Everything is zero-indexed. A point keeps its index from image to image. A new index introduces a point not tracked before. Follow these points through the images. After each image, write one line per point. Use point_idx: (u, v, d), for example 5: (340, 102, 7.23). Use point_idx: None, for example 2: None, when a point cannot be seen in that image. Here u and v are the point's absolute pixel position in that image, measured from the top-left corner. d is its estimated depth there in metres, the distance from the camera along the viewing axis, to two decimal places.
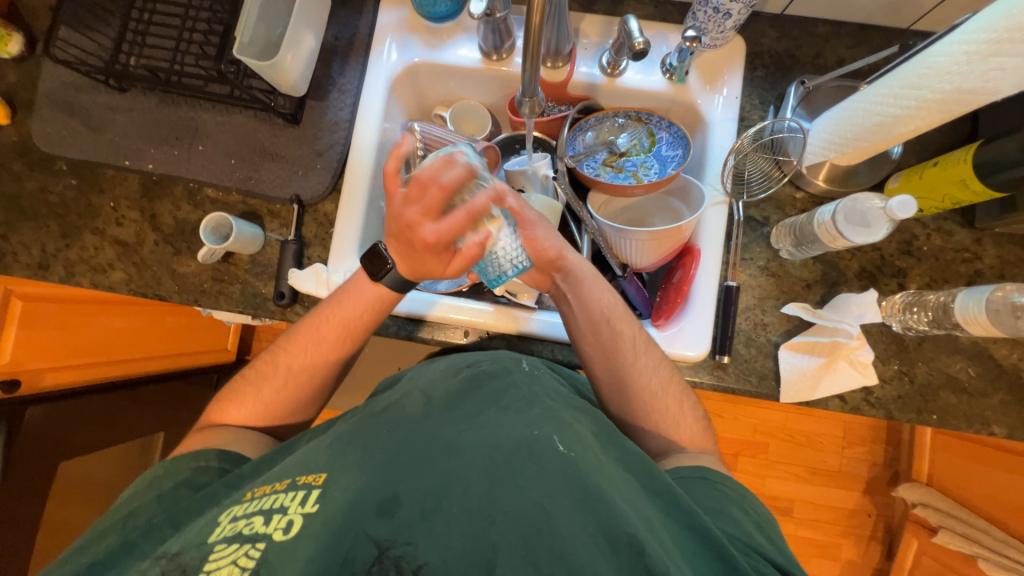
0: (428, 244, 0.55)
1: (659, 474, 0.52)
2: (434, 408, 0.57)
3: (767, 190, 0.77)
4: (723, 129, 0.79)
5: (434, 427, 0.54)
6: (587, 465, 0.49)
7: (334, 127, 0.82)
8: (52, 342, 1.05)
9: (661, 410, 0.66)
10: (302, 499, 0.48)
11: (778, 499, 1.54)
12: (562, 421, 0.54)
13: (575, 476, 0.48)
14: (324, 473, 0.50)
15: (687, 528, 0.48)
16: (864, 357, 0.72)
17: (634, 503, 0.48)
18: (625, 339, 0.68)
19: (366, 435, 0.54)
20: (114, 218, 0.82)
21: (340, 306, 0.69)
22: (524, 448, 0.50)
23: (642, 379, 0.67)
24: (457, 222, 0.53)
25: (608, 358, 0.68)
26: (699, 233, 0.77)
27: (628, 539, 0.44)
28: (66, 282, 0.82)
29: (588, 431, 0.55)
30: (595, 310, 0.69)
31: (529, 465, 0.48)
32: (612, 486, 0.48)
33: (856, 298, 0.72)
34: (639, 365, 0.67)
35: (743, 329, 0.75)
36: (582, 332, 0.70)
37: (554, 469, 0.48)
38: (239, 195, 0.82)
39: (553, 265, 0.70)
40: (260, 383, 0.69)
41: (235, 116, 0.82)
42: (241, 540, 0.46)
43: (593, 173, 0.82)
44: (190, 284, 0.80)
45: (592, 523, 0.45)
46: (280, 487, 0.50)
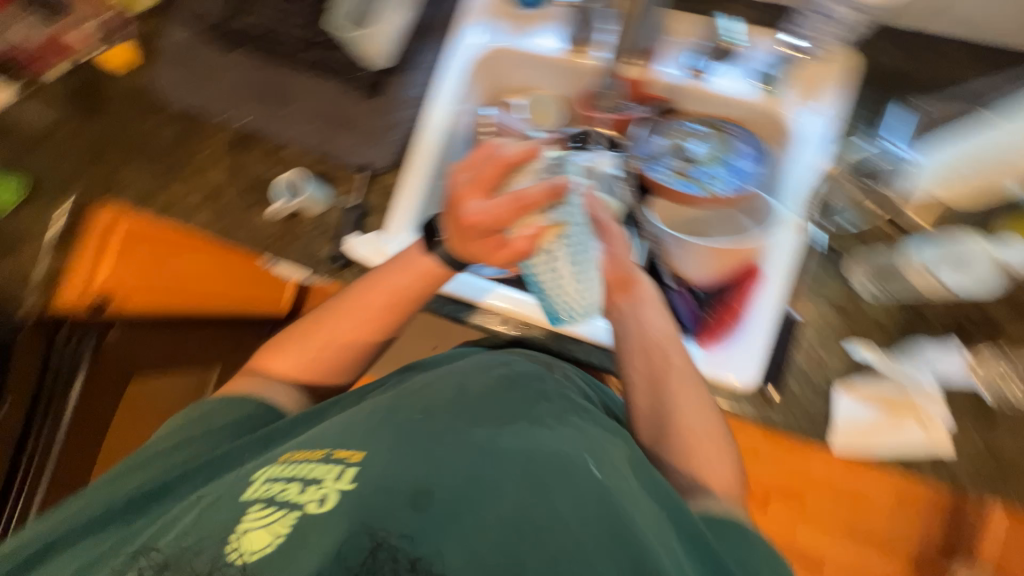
0: (469, 222, 0.56)
1: (689, 515, 0.49)
2: (467, 401, 0.57)
3: (859, 226, 0.71)
4: (813, 148, 0.73)
5: (467, 427, 0.52)
6: (618, 492, 0.47)
7: (409, 103, 0.85)
8: (144, 271, 1.13)
9: (702, 457, 0.60)
10: (337, 475, 0.48)
11: (809, 558, 1.42)
12: (591, 439, 0.53)
13: (609, 502, 0.46)
14: (361, 452, 0.49)
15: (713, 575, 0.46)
16: (939, 421, 0.64)
17: (667, 543, 0.45)
18: (676, 371, 0.65)
19: (402, 418, 0.54)
20: (204, 166, 0.90)
21: (403, 288, 0.67)
22: (559, 462, 0.48)
23: (685, 420, 0.62)
24: (502, 207, 0.55)
25: (656, 389, 0.64)
26: (766, 254, 0.72)
27: None
28: (158, 217, 0.90)
29: (619, 457, 0.53)
30: (650, 332, 0.66)
31: (563, 481, 0.47)
32: (648, 522, 0.46)
33: (936, 352, 0.66)
34: (682, 394, 0.63)
35: (799, 364, 0.69)
36: (630, 356, 0.67)
37: (592, 496, 0.46)
38: (314, 158, 0.87)
39: (626, 284, 0.68)
40: (306, 345, 0.70)
41: (322, 84, 0.87)
42: (278, 506, 0.47)
43: (660, 177, 0.78)
44: (259, 235, 0.86)
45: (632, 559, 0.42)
46: (316, 456, 0.50)
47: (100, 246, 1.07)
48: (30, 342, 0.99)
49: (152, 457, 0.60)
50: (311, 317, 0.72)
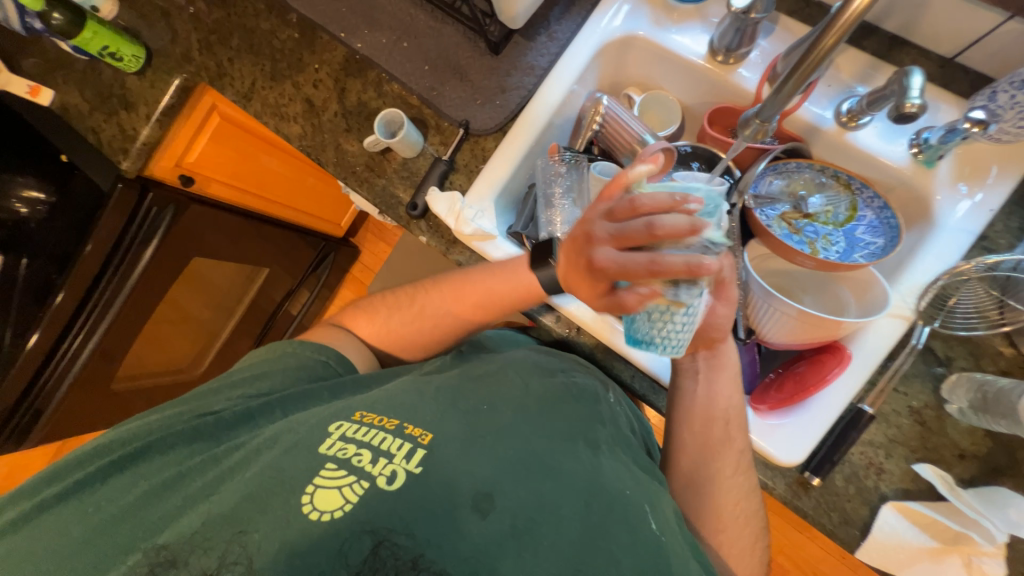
0: (591, 262, 0.50)
1: None
2: (530, 407, 0.57)
3: (969, 329, 0.63)
4: (952, 238, 0.64)
5: (529, 439, 0.52)
6: (674, 556, 0.46)
7: (528, 71, 0.81)
8: (225, 161, 1.19)
9: (734, 541, 0.58)
10: (407, 454, 0.48)
11: None
12: (648, 488, 0.52)
13: (664, 563, 0.45)
14: (430, 434, 0.50)
15: None
16: (989, 568, 0.59)
17: None
18: (732, 450, 0.60)
19: (468, 408, 0.55)
20: (312, 79, 0.91)
21: (498, 294, 0.66)
22: (618, 504, 0.48)
23: (727, 498, 0.59)
24: (632, 265, 0.47)
25: (704, 453, 0.61)
26: (856, 338, 0.65)
27: None
28: (260, 119, 0.93)
29: (675, 515, 0.51)
30: (720, 429, 0.61)
31: (620, 526, 0.46)
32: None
33: (1020, 502, 0.59)
34: (728, 481, 0.59)
35: (852, 462, 0.65)
36: (690, 413, 0.62)
37: (646, 551, 0.45)
38: (418, 100, 0.85)
39: (709, 344, 0.61)
40: (391, 316, 0.72)
41: (446, 27, 0.84)
42: (351, 470, 0.46)
43: (765, 220, 0.72)
44: (346, 161, 0.87)
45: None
46: (388, 426, 0.51)
47: (201, 125, 1.09)
48: (122, 199, 1.02)
49: (230, 383, 0.61)
50: (403, 293, 0.74)
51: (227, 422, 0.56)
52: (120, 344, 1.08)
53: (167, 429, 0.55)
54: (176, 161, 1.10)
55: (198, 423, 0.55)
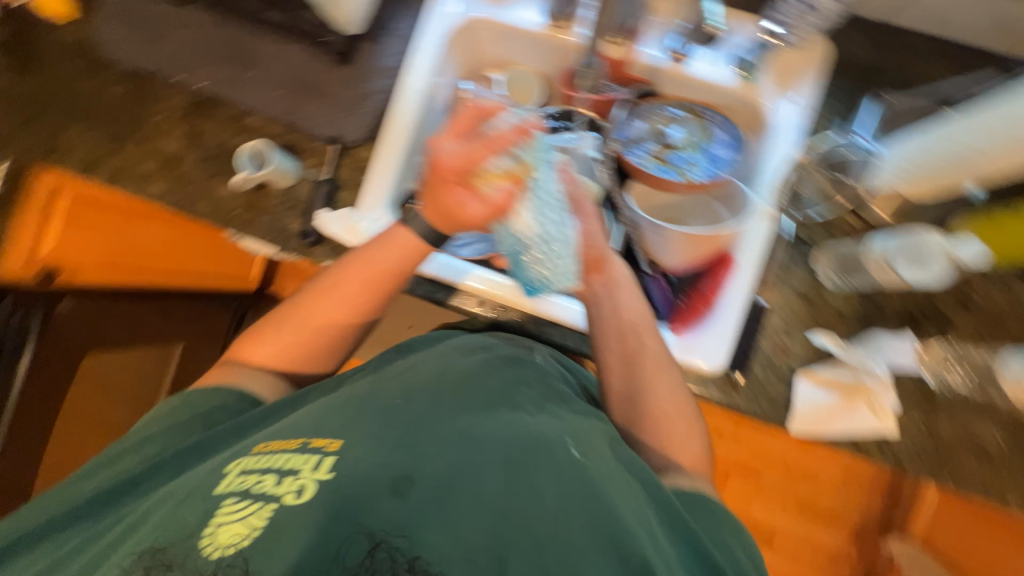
0: (440, 164, 0.55)
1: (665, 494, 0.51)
2: (448, 384, 0.57)
3: (824, 216, 0.73)
4: (788, 136, 0.74)
5: (448, 412, 0.52)
6: (599, 475, 0.47)
7: (384, 74, 0.81)
8: (89, 243, 1.07)
9: (677, 442, 0.63)
10: (315, 465, 0.47)
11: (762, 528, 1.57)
12: (572, 424, 0.54)
13: (587, 483, 0.46)
14: (338, 440, 0.49)
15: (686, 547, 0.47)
16: (888, 404, 0.69)
17: (645, 521, 0.46)
18: (649, 355, 0.65)
19: (381, 406, 0.53)
20: (159, 131, 0.84)
21: (381, 266, 0.64)
22: (537, 445, 0.49)
23: (659, 406, 0.64)
24: (473, 146, 0.54)
25: (630, 375, 0.65)
26: (738, 243, 0.73)
27: (641, 560, 0.41)
28: (109, 185, 0.84)
29: (602, 440, 0.54)
30: (636, 349, 0.66)
31: (542, 463, 0.47)
32: (624, 501, 0.46)
33: (890, 341, 0.70)
34: (656, 385, 0.64)
35: (764, 350, 0.73)
36: (604, 337, 0.67)
37: (569, 477, 0.47)
38: (281, 127, 0.82)
39: (598, 265, 0.68)
40: (281, 331, 0.67)
41: (288, 47, 0.82)
42: (252, 499, 0.46)
43: (639, 162, 0.77)
44: (222, 207, 0.82)
45: (606, 535, 0.43)
46: (293, 446, 0.50)
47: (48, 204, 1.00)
48: None
49: (123, 449, 0.60)
50: (287, 305, 0.69)
51: (128, 483, 0.57)
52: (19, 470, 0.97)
53: (66, 506, 0.56)
54: (29, 257, 0.98)
55: (96, 493, 0.56)
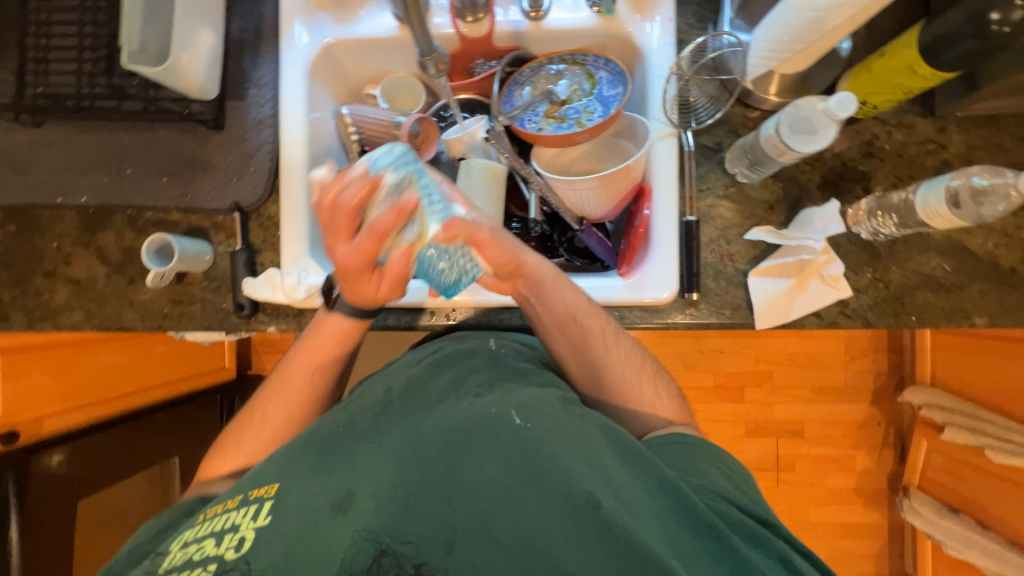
0: (343, 266, 0.53)
1: (625, 438, 0.51)
2: (391, 400, 0.57)
3: (714, 116, 0.74)
4: (662, 55, 0.75)
5: (394, 425, 0.53)
6: (542, 436, 0.48)
7: (259, 126, 0.79)
8: (49, 387, 1.06)
9: (638, 398, 0.64)
10: (253, 514, 0.47)
11: (787, 422, 1.65)
12: (521, 395, 0.53)
13: (528, 446, 0.47)
14: (275, 483, 0.49)
15: (648, 475, 0.48)
16: (835, 271, 0.71)
17: (590, 461, 0.47)
18: (594, 334, 0.64)
19: (323, 436, 0.53)
20: (62, 258, 0.81)
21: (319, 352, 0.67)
22: (481, 424, 0.49)
23: (614, 370, 0.64)
24: (364, 245, 0.49)
25: (580, 355, 0.65)
26: (650, 170, 0.74)
27: (585, 497, 0.44)
28: (32, 329, 0.81)
29: (553, 402, 0.53)
30: (573, 319, 0.64)
31: (484, 439, 0.48)
32: (569, 449, 0.47)
33: (818, 213, 0.71)
34: (614, 356, 0.64)
35: (710, 263, 0.74)
36: (547, 330, 0.65)
37: (509, 445, 0.47)
38: (179, 212, 0.79)
39: (517, 273, 0.62)
40: (237, 423, 0.66)
41: (156, 132, 0.79)
42: (191, 567, 0.45)
43: (535, 126, 0.77)
44: (150, 310, 0.80)
45: (552, 487, 0.45)
46: (232, 505, 0.49)
47: None
48: None
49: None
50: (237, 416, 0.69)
51: None
52: None
53: None
54: None
55: None
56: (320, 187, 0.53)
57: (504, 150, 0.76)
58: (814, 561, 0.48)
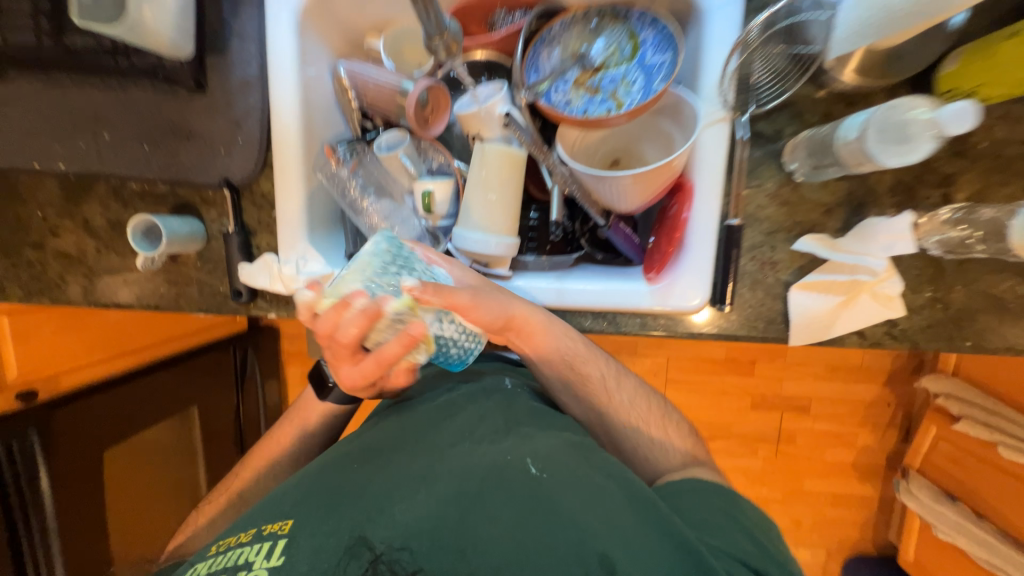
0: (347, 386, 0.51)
1: (638, 484, 0.51)
2: (409, 435, 0.60)
3: (777, 98, 0.63)
4: (723, 17, 0.61)
5: (408, 463, 0.55)
6: (554, 488, 0.50)
7: (246, 89, 0.69)
8: (58, 346, 1.05)
9: (645, 440, 0.65)
10: (266, 553, 0.48)
11: (795, 398, 1.63)
12: (535, 442, 0.55)
13: (539, 497, 0.49)
14: (289, 521, 0.51)
15: (663, 531, 0.47)
16: (891, 289, 0.63)
17: (602, 514, 0.48)
18: (594, 380, 0.67)
19: (343, 472, 0.56)
20: (48, 229, 0.76)
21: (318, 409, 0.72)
22: (494, 474, 0.51)
23: (620, 415, 0.67)
24: (368, 372, 0.48)
25: (585, 400, 0.68)
26: (693, 163, 0.64)
27: (598, 558, 0.45)
28: (30, 301, 0.78)
29: (562, 443, 0.55)
30: (570, 368, 0.66)
31: (496, 488, 0.50)
32: (583, 503, 0.49)
33: (888, 224, 0.61)
34: (615, 401, 0.67)
35: (748, 271, 0.66)
36: (550, 378, 0.68)
37: (523, 498, 0.49)
38: (166, 185, 0.72)
39: (507, 329, 0.61)
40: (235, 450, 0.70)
41: (130, 91, 0.69)
42: None
43: (563, 99, 0.66)
44: (146, 290, 0.76)
45: (568, 546, 0.46)
46: (244, 540, 0.50)
47: None
48: None
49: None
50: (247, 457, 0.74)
51: None
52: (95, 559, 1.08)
53: None
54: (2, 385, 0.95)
55: None
56: (305, 310, 0.48)
57: (522, 136, 0.65)
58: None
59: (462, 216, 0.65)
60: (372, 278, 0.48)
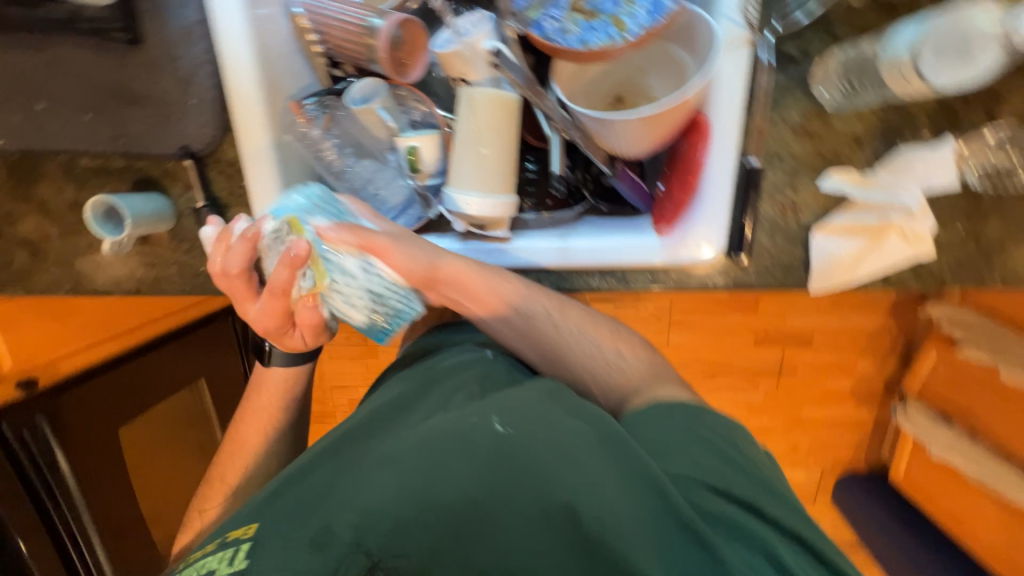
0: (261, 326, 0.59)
1: (612, 423, 0.46)
2: (381, 417, 0.56)
3: (808, 12, 0.54)
4: None
5: (376, 441, 0.52)
6: (522, 442, 0.43)
7: (188, 37, 0.59)
8: (50, 330, 1.01)
9: (603, 366, 0.61)
10: (227, 561, 0.44)
11: (798, 332, 1.63)
12: (502, 397, 0.49)
13: (506, 453, 0.43)
14: (253, 525, 0.46)
15: (641, 475, 0.42)
16: (922, 228, 0.58)
17: (575, 463, 0.42)
18: (539, 315, 0.61)
19: (313, 462, 0.52)
20: (3, 216, 0.69)
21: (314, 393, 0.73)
22: (453, 436, 0.44)
23: (572, 346, 0.62)
24: (270, 305, 0.56)
25: (530, 339, 0.62)
26: (710, 97, 0.56)
27: (569, 514, 0.39)
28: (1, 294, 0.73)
29: (533, 394, 0.49)
30: (503, 304, 0.60)
31: (457, 452, 0.43)
32: (550, 450, 0.42)
33: (926, 155, 0.56)
34: (564, 334, 0.61)
35: (767, 216, 0.61)
36: (488, 321, 0.62)
37: (479, 452, 0.42)
38: (121, 159, 0.65)
39: (430, 281, 0.58)
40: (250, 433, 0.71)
41: (56, 49, 0.60)
42: None
43: (556, 27, 0.56)
44: (121, 275, 0.71)
45: (539, 506, 0.40)
46: (208, 551, 0.46)
47: None
48: None
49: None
50: None
51: None
52: (130, 530, 1.14)
53: None
54: None
55: None
56: (240, 257, 0.55)
57: (513, 77, 0.57)
58: (813, 550, 0.44)
59: (453, 177, 0.58)
60: (298, 209, 0.55)
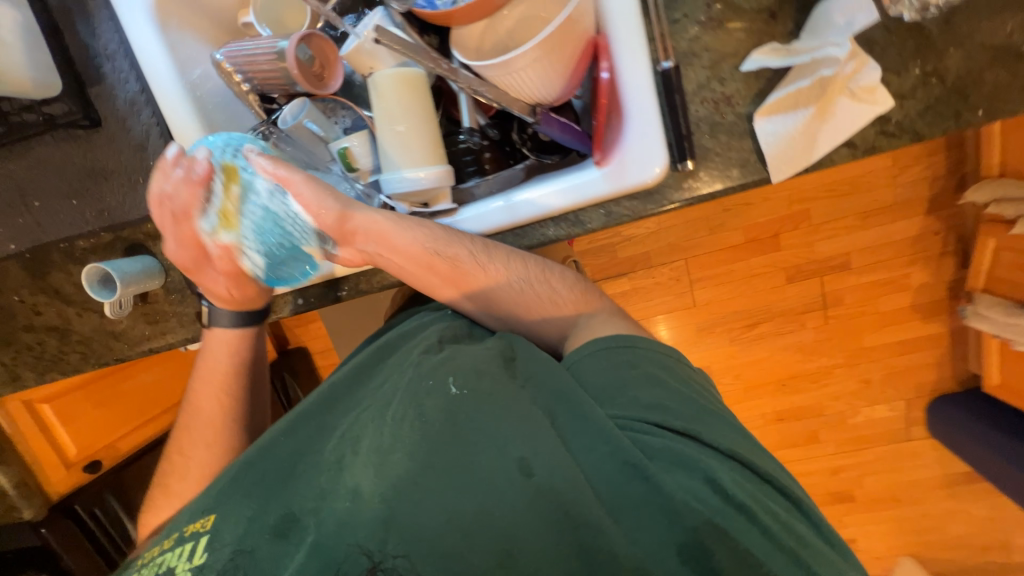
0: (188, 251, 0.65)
1: (560, 380, 0.58)
2: (347, 398, 0.67)
3: None
4: None
5: (351, 421, 0.62)
6: (478, 403, 0.55)
7: (134, 107, 0.66)
8: (106, 415, 1.12)
9: (536, 302, 0.67)
10: (189, 554, 0.54)
11: (831, 258, 1.51)
12: (459, 364, 0.61)
13: (464, 412, 0.55)
14: (211, 516, 0.57)
15: (581, 417, 0.54)
16: (868, 80, 0.54)
17: (526, 420, 0.53)
18: (464, 260, 0.63)
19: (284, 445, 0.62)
20: (30, 310, 0.78)
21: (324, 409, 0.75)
22: (422, 404, 0.57)
23: (503, 286, 0.65)
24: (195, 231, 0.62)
25: (460, 284, 0.65)
26: (605, 17, 0.58)
27: (518, 463, 0.50)
28: (46, 381, 0.82)
29: (488, 364, 0.60)
30: (424, 254, 0.63)
31: (425, 418, 0.55)
32: (506, 418, 0.53)
33: (843, 5, 0.53)
34: (492, 275, 0.64)
35: (702, 116, 0.59)
36: (415, 275, 0.64)
37: (446, 433, 0.54)
38: (108, 233, 0.71)
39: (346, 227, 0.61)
40: None
41: (37, 150, 0.68)
42: None
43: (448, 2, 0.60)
44: (134, 337, 0.78)
45: (492, 458, 0.51)
46: (168, 546, 0.57)
47: (41, 425, 1.01)
48: (69, 536, 1.00)
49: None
50: None
51: None
52: None
53: None
54: (66, 465, 1.04)
55: None
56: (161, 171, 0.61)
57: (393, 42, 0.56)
58: (741, 462, 0.53)
59: (382, 161, 0.60)
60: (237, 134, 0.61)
